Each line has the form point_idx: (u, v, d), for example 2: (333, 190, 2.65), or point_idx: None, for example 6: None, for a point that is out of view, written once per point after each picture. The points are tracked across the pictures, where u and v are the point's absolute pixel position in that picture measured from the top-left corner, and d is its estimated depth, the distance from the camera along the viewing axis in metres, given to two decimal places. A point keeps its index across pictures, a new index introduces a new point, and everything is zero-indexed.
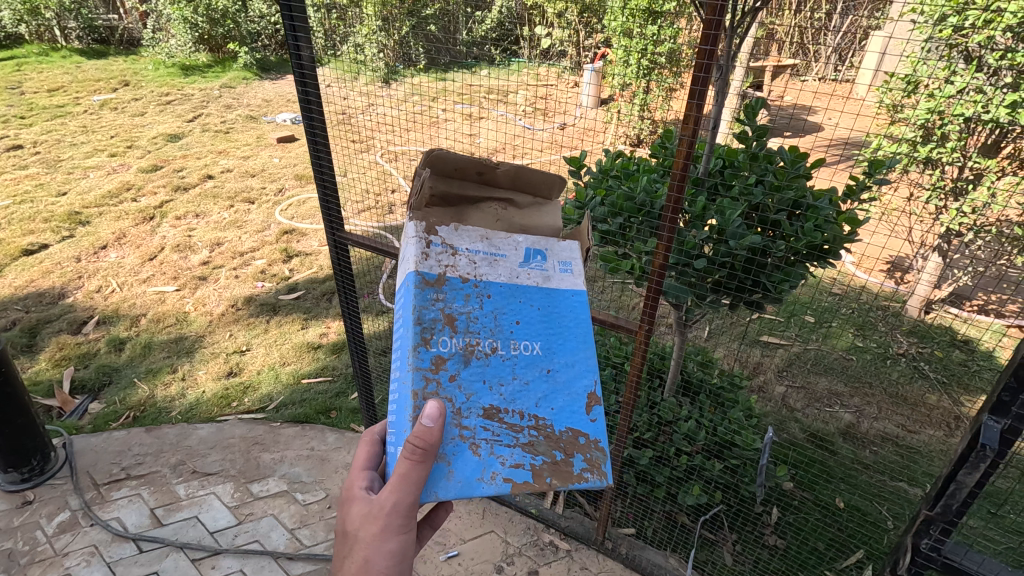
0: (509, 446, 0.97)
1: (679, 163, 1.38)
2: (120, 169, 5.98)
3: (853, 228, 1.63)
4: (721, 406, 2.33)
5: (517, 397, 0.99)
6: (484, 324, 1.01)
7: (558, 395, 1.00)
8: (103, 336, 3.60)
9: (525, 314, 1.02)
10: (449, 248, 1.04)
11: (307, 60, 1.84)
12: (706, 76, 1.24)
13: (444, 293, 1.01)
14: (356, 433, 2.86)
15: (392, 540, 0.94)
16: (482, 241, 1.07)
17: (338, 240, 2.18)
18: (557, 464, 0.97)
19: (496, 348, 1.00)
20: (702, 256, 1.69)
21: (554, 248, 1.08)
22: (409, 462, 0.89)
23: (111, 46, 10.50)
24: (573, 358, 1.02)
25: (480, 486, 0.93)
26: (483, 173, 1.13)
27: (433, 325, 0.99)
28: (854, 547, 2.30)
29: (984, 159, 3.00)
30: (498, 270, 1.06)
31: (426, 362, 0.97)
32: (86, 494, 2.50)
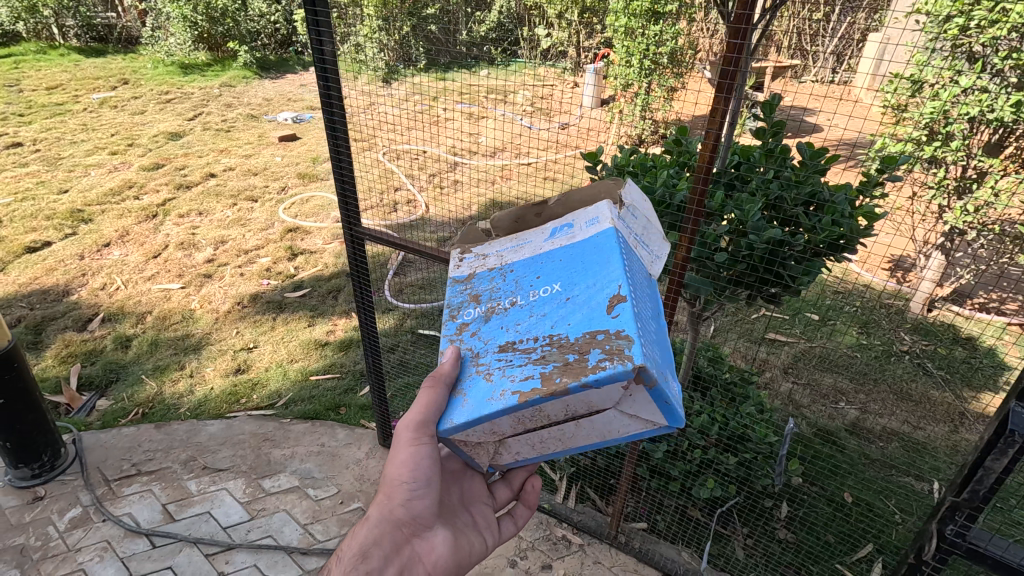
0: (520, 364, 0.96)
1: (703, 159, 1.40)
2: (120, 168, 5.95)
3: (869, 222, 1.66)
4: (733, 400, 2.36)
5: (531, 328, 1.02)
6: (505, 289, 1.11)
7: (574, 312, 1.00)
8: (109, 334, 3.58)
9: (544, 269, 1.11)
10: (479, 255, 1.21)
11: (328, 55, 1.84)
12: (735, 73, 1.25)
13: (471, 283, 1.16)
14: (367, 429, 2.86)
15: (399, 451, 1.12)
16: (512, 242, 1.22)
17: (355, 234, 2.19)
18: (568, 365, 0.92)
19: (514, 300, 1.08)
20: (722, 251, 1.71)
21: (579, 217, 1.18)
22: (426, 389, 1.02)
23: (109, 44, 10.44)
24: (589, 279, 1.03)
25: (489, 403, 0.94)
26: (541, 214, 1.26)
27: (460, 305, 1.14)
28: (864, 540, 2.32)
29: (988, 159, 3.03)
30: (526, 253, 1.18)
31: (450, 330, 1.10)
32: (98, 490, 2.50)
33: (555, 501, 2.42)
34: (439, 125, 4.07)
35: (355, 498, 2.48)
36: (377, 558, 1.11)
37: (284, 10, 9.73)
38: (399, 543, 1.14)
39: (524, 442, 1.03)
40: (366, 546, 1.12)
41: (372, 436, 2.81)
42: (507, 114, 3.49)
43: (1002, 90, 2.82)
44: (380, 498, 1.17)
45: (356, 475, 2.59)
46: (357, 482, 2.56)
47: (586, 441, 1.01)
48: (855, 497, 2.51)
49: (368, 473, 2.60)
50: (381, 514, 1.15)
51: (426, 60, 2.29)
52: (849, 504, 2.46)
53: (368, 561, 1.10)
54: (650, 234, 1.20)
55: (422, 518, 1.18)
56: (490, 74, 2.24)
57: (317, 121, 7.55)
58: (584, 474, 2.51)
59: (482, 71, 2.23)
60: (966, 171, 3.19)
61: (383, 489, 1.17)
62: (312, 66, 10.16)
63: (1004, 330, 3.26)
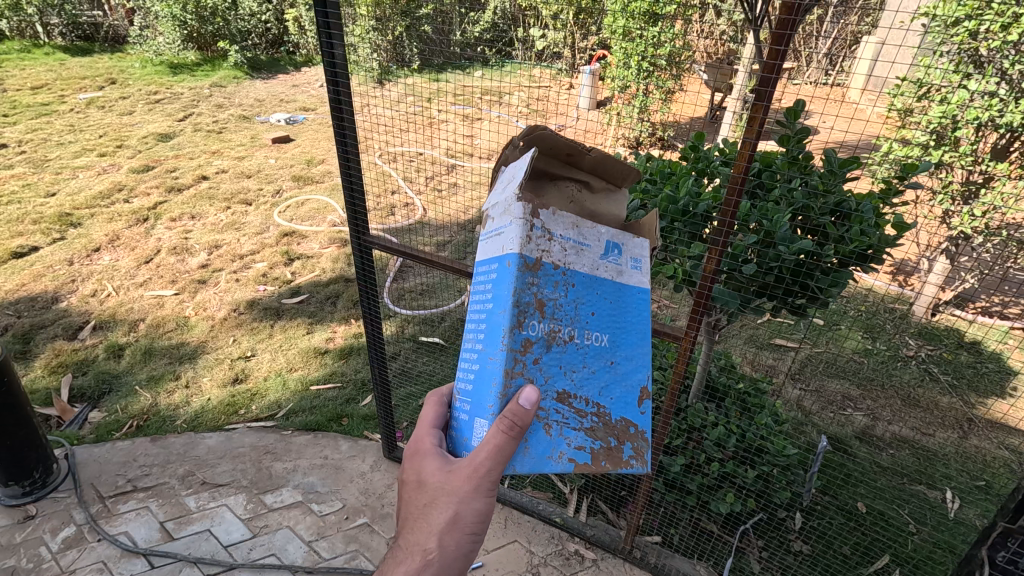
0: (574, 428, 0.96)
1: (740, 169, 1.35)
2: (110, 170, 5.82)
3: (897, 232, 1.63)
4: (747, 410, 2.33)
5: (585, 383, 0.96)
6: (568, 313, 0.93)
7: (617, 385, 0.97)
8: (101, 342, 3.48)
9: (601, 306, 0.95)
10: (546, 233, 0.93)
11: (340, 58, 1.78)
12: (777, 81, 1.20)
13: (539, 278, 0.92)
14: (370, 441, 2.79)
15: (474, 501, 0.99)
16: (573, 229, 0.96)
17: (363, 244, 2.13)
18: (611, 450, 0.97)
19: (573, 337, 0.94)
20: (749, 262, 1.68)
21: (627, 243, 0.99)
22: (505, 436, 0.90)
23: (95, 43, 10.24)
24: (636, 349, 0.97)
25: (550, 464, 0.94)
26: (571, 155, 1.00)
27: (526, 309, 0.91)
28: (879, 550, 2.29)
29: (996, 164, 3.01)
30: (584, 261, 0.95)
31: (518, 344, 0.90)
32: (92, 508, 2.41)
33: (567, 515, 2.37)
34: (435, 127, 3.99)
35: (361, 512, 2.41)
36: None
37: (275, 9, 9.61)
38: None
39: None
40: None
41: (376, 448, 2.74)
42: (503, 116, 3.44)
43: (1011, 95, 2.80)
44: (440, 540, 1.02)
45: (361, 488, 2.52)
46: (362, 496, 2.49)
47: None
48: (868, 506, 2.47)
49: (374, 487, 2.53)
50: (444, 562, 1.02)
51: (420, 61, 2.27)
52: (863, 514, 2.43)
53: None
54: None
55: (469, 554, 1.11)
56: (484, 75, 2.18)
57: (310, 122, 7.45)
58: (595, 486, 2.46)
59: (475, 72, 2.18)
60: (974, 175, 3.16)
61: (447, 531, 1.02)
62: (304, 66, 10.04)
63: (1008, 334, 3.25)
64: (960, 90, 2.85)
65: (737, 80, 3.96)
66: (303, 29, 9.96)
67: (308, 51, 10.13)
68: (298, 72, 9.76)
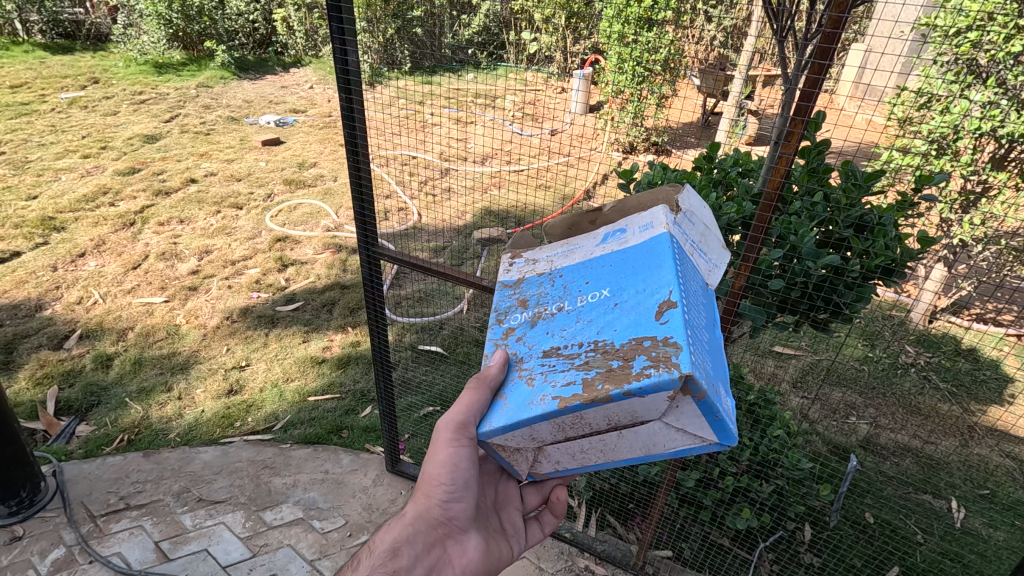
0: (562, 370, 0.89)
1: (775, 184, 1.37)
2: (94, 172, 5.67)
3: (922, 247, 1.67)
4: (757, 422, 2.27)
5: (577, 333, 0.93)
6: (553, 295, 1.03)
7: (621, 317, 0.91)
8: (88, 352, 3.37)
9: (594, 274, 1.02)
10: (530, 261, 1.14)
11: (352, 65, 1.73)
12: (815, 97, 1.22)
13: (520, 288, 1.09)
14: (373, 454, 2.73)
15: (437, 452, 1.09)
16: (563, 247, 1.13)
17: (372, 254, 2.08)
18: (611, 371, 0.84)
19: (562, 306, 0.99)
20: (776, 277, 1.70)
21: (631, 224, 1.07)
22: (469, 390, 0.96)
23: (77, 40, 10.00)
24: (635, 287, 0.94)
25: (529, 408, 0.88)
26: (595, 220, 1.15)
27: (506, 310, 1.06)
28: (891, 563, 2.25)
29: (995, 173, 3.01)
30: (573, 259, 1.08)
31: (496, 334, 1.03)
32: (83, 527, 2.31)
33: (576, 529, 2.33)
34: (425, 129, 3.89)
35: (365, 529, 2.34)
36: (409, 556, 1.08)
37: (262, 9, 9.49)
38: (432, 542, 1.11)
39: (564, 450, 0.95)
40: (399, 543, 1.10)
41: (378, 461, 2.68)
42: (496, 120, 3.39)
43: (1013, 105, 2.79)
44: (416, 494, 1.13)
45: (364, 504, 2.46)
46: (365, 512, 2.42)
47: (631, 454, 0.91)
48: (875, 517, 2.45)
49: (377, 502, 2.47)
50: (417, 512, 1.12)
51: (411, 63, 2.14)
52: (871, 524, 2.40)
53: (399, 558, 1.08)
54: (708, 241, 1.08)
55: (457, 519, 1.14)
56: (476, 77, 2.12)
57: (300, 124, 7.34)
58: (604, 498, 2.41)
59: (468, 75, 2.12)
60: (973, 184, 3.17)
61: (421, 486, 1.13)
62: (292, 67, 9.92)
63: (1005, 341, 3.26)
64: (961, 100, 2.84)
65: (734, 87, 3.94)
66: (291, 30, 9.85)
67: (297, 51, 10.09)
68: (286, 73, 9.63)
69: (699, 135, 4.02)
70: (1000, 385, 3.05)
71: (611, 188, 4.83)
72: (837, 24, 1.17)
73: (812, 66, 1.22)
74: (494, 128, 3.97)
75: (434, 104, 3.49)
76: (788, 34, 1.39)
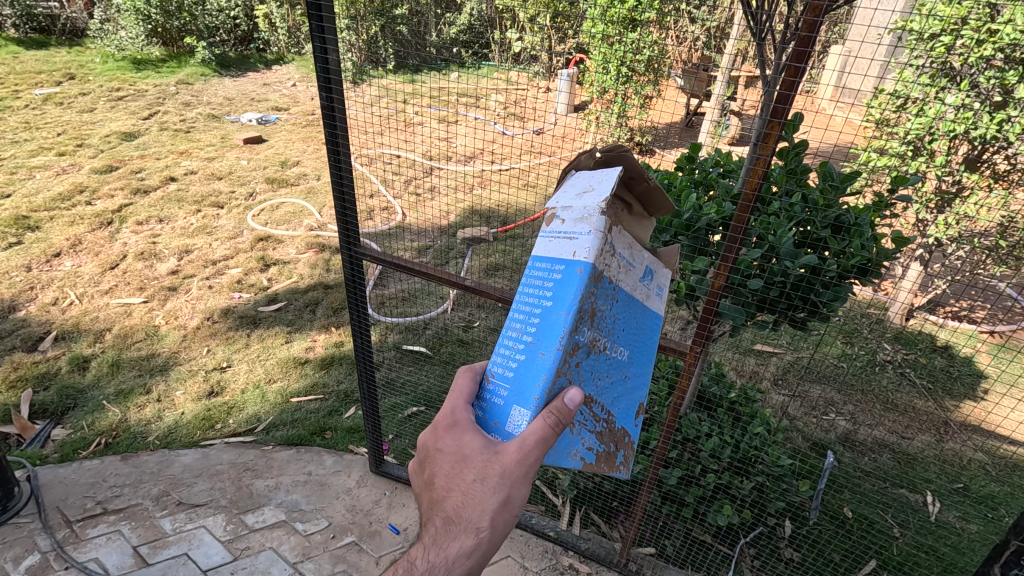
0: (590, 431, 0.98)
1: (753, 185, 1.37)
2: (69, 170, 5.55)
3: (896, 246, 1.69)
4: (739, 419, 2.32)
5: (606, 392, 0.99)
6: (608, 325, 0.95)
7: (628, 397, 1.02)
8: (64, 354, 3.30)
9: (634, 326, 0.99)
10: (611, 248, 0.94)
11: (333, 65, 1.72)
12: (792, 97, 1.23)
13: (597, 288, 0.92)
14: (356, 455, 2.72)
15: (530, 481, 0.95)
16: (627, 250, 0.98)
17: (354, 255, 2.07)
18: (610, 454, 1.00)
19: (608, 350, 0.96)
20: (756, 276, 1.72)
21: (658, 272, 1.05)
22: (552, 431, 0.90)
23: (51, 36, 9.76)
24: (648, 366, 1.03)
25: (568, 459, 0.98)
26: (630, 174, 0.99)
27: (578, 313, 0.91)
28: (867, 556, 2.29)
29: (969, 174, 3.06)
30: (630, 281, 0.98)
31: (566, 346, 0.91)
32: (58, 533, 2.26)
33: (560, 528, 2.34)
34: (409, 128, 3.86)
35: (349, 530, 2.33)
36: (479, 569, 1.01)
37: (243, 6, 9.42)
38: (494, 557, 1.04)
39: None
40: (474, 566, 0.99)
41: (362, 462, 2.67)
42: (480, 118, 3.37)
43: (985, 108, 2.82)
44: (494, 520, 0.97)
45: (348, 505, 2.44)
46: (349, 514, 2.41)
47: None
48: (854, 511, 2.47)
49: (361, 503, 2.45)
50: (495, 539, 0.99)
51: (395, 62, 2.11)
52: (851, 518, 2.42)
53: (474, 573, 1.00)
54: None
55: None
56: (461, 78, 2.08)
57: (282, 122, 7.26)
58: (587, 497, 2.44)
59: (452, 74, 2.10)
60: (947, 185, 3.20)
61: (501, 512, 0.98)
62: (275, 64, 9.81)
63: (977, 338, 3.33)
64: (935, 103, 2.87)
65: (715, 88, 3.97)
66: (273, 26, 9.77)
67: (279, 48, 10.00)
68: (269, 71, 9.53)
69: (682, 136, 4.05)
70: (973, 381, 3.10)
71: None
72: (813, 28, 1.18)
73: (789, 69, 1.23)
74: (478, 126, 3.95)
75: (416, 102, 3.46)
76: (766, 37, 1.39)
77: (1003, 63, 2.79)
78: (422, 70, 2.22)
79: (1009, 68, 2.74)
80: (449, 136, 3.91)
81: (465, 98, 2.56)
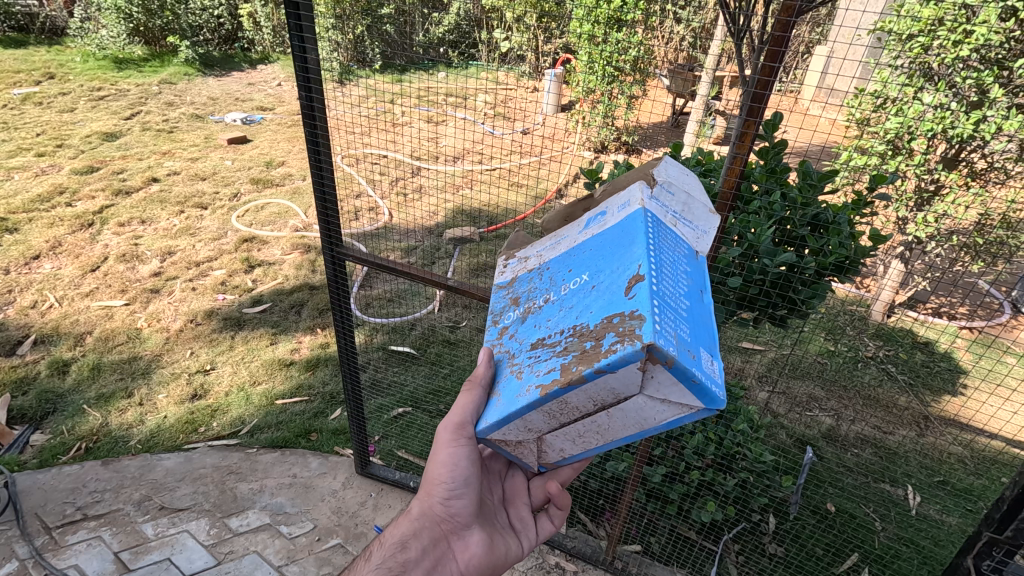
0: (547, 358, 0.90)
1: (731, 183, 1.39)
2: (49, 170, 5.46)
3: (873, 244, 1.72)
4: (723, 416, 2.35)
5: (558, 321, 0.94)
6: (541, 288, 1.04)
7: (596, 299, 0.90)
8: (43, 358, 3.25)
9: (577, 261, 1.02)
10: (522, 259, 1.16)
11: (312, 63, 1.70)
12: (768, 97, 1.25)
13: (513, 286, 1.11)
14: (342, 457, 2.70)
15: (436, 452, 1.13)
16: (552, 239, 1.14)
17: (336, 255, 2.06)
18: (586, 353, 0.84)
19: (548, 297, 1.00)
20: (736, 275, 1.74)
21: (617, 202, 1.08)
22: (465, 392, 1.02)
23: (30, 34, 9.58)
24: (611, 264, 0.93)
25: (516, 400, 0.89)
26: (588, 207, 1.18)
27: (501, 310, 1.09)
28: (850, 550, 2.32)
29: (947, 172, 3.10)
30: (568, 245, 1.09)
31: (492, 334, 1.06)
32: (37, 540, 2.22)
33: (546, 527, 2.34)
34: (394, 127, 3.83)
35: (334, 533, 2.31)
36: (415, 549, 1.13)
37: (227, 5, 9.34)
38: (436, 538, 1.15)
39: (563, 437, 0.95)
40: (406, 536, 1.15)
41: (347, 463, 2.66)
42: (466, 118, 3.35)
43: (962, 108, 2.84)
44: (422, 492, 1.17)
45: (333, 508, 2.43)
46: (334, 516, 2.39)
47: (625, 429, 0.90)
48: (836, 506, 2.50)
49: (346, 505, 2.44)
50: (420, 510, 1.16)
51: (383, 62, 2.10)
52: (833, 514, 2.45)
53: (406, 550, 1.13)
54: (692, 209, 1.07)
55: (459, 515, 1.17)
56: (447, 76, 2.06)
57: (267, 123, 7.19)
58: (573, 496, 2.44)
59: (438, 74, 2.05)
60: (926, 184, 3.23)
61: (424, 484, 1.17)
62: (259, 63, 9.72)
63: (957, 334, 3.37)
64: (913, 103, 2.90)
65: (700, 88, 3.99)
66: (257, 25, 9.69)
67: (264, 47, 9.92)
68: (253, 70, 9.44)
69: (666, 135, 4.06)
70: (953, 375, 3.14)
71: (582, 187, 4.83)
72: (786, 28, 1.19)
73: (764, 69, 1.24)
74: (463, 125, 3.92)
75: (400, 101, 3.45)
76: (745, 35, 1.39)
77: (978, 62, 2.80)
78: (408, 69, 2.21)
79: (984, 67, 2.76)
80: (434, 135, 3.89)
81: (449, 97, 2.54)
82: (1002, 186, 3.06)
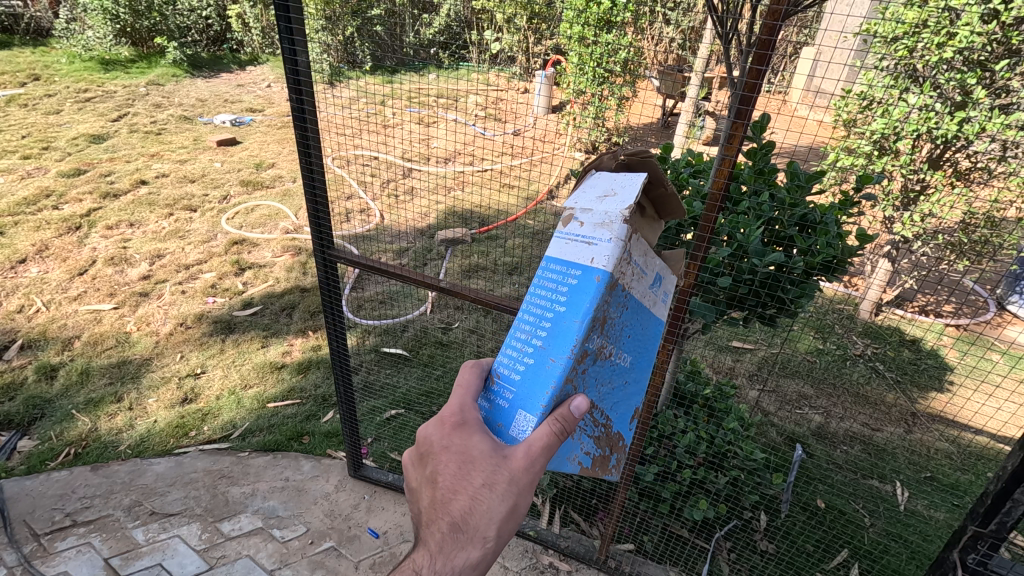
0: (587, 435, 1.00)
1: (720, 185, 1.40)
2: (35, 173, 5.40)
3: (861, 242, 1.73)
4: (715, 415, 2.40)
5: (607, 398, 1.01)
6: (617, 331, 0.97)
7: (624, 403, 1.05)
8: (30, 363, 3.21)
9: (637, 332, 1.01)
10: (627, 255, 0.95)
11: (302, 67, 1.70)
12: (756, 99, 1.26)
13: (612, 296, 0.94)
14: (334, 459, 2.70)
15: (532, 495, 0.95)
16: (642, 257, 1.00)
17: (327, 258, 2.05)
18: (604, 457, 1.03)
19: (613, 356, 0.99)
20: (725, 275, 1.77)
21: (664, 279, 1.08)
22: (556, 440, 0.91)
23: (15, 35, 9.46)
24: (646, 370, 1.07)
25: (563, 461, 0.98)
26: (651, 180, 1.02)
27: (593, 321, 0.92)
28: (839, 546, 2.34)
29: (931, 172, 3.15)
30: (640, 288, 1.01)
31: (578, 355, 0.92)
32: (25, 547, 2.19)
33: (540, 527, 2.35)
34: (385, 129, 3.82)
35: (327, 536, 2.30)
36: None
37: (216, 6, 9.29)
38: None
39: None
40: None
41: (340, 466, 2.65)
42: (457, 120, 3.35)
43: (947, 109, 2.88)
44: (500, 530, 0.95)
45: (326, 510, 2.42)
46: (328, 518, 2.39)
47: None
48: (826, 502, 2.53)
49: (340, 508, 2.43)
50: (495, 547, 0.96)
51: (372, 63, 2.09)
52: (822, 509, 2.49)
53: None
54: None
55: None
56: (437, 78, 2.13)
57: (257, 124, 7.16)
58: (567, 496, 2.45)
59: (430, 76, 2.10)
60: (912, 184, 3.29)
61: (506, 519, 0.95)
62: (248, 64, 9.68)
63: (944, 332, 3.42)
64: (899, 104, 2.95)
65: (688, 89, 4.01)
66: (246, 26, 9.64)
67: (253, 49, 9.87)
68: (243, 72, 9.39)
69: (658, 135, 4.08)
70: (940, 374, 3.18)
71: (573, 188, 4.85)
72: (772, 30, 1.21)
73: (751, 70, 1.25)
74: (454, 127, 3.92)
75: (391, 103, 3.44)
76: (734, 38, 1.40)
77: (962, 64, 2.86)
78: (398, 70, 2.17)
79: (968, 69, 2.81)
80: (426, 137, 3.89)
81: (441, 99, 2.54)
82: (985, 185, 3.11)
